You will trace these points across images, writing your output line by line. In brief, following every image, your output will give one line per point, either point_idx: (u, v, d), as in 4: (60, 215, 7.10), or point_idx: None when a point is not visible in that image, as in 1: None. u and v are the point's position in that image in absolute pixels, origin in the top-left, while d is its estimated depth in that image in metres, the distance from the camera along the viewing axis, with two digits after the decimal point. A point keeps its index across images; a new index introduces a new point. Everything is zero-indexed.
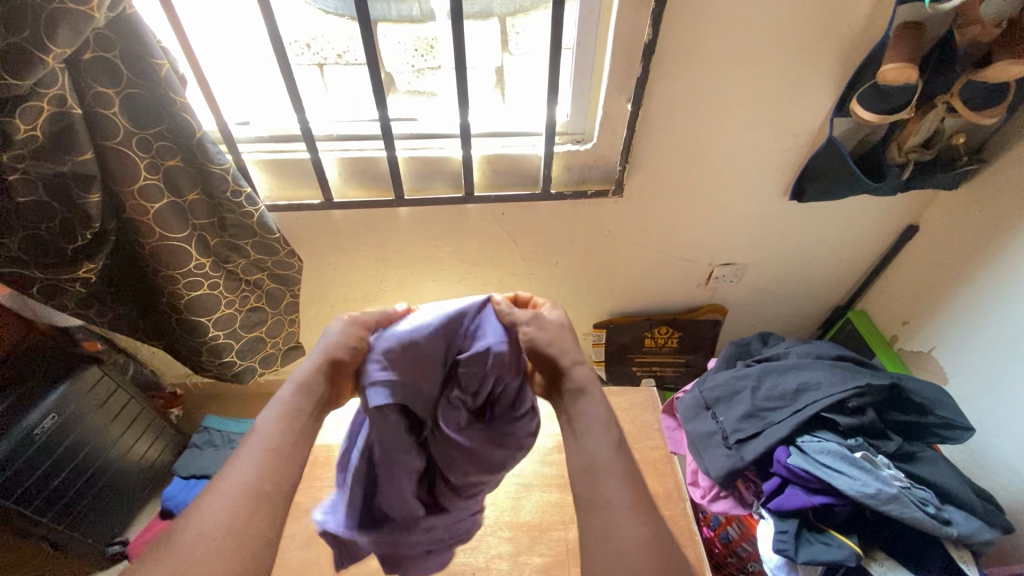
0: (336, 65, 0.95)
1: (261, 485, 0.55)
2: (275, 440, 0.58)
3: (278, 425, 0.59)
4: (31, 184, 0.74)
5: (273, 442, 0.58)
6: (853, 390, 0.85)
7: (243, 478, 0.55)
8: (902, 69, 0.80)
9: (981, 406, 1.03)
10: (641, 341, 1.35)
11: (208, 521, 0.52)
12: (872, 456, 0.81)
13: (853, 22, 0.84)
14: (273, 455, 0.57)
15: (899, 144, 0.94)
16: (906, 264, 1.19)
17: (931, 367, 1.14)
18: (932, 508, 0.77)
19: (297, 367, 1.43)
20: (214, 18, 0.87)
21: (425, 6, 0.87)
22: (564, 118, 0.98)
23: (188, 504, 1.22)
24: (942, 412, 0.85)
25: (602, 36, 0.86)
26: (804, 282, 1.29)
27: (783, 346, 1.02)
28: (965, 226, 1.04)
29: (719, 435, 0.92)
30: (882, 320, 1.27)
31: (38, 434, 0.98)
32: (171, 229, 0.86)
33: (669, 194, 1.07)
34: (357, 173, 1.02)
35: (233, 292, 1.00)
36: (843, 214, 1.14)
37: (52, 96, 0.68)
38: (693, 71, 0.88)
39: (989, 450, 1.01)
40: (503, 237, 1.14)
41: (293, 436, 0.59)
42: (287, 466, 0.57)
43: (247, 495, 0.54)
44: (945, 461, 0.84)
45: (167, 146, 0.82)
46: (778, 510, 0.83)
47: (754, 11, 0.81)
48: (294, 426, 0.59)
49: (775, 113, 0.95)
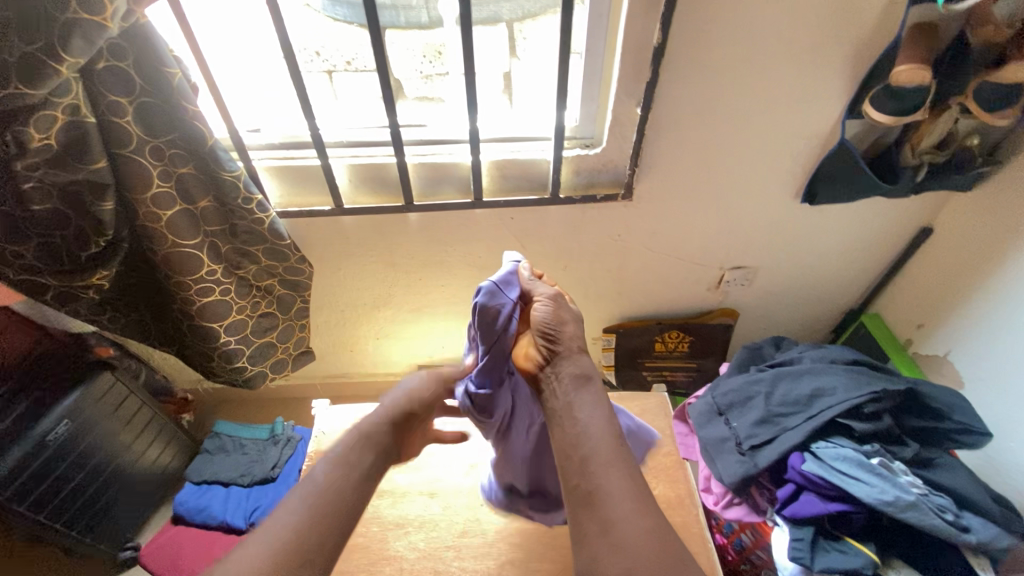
0: (345, 73, 0.96)
1: (306, 538, 0.58)
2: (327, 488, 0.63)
3: (335, 472, 0.65)
4: (46, 193, 0.75)
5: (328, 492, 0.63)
6: (868, 395, 0.83)
7: (291, 522, 0.59)
8: (914, 70, 0.79)
9: (999, 411, 1.01)
10: (651, 345, 1.34)
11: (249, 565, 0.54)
12: (888, 463, 0.80)
13: (864, 23, 0.83)
14: (321, 505, 0.61)
15: (912, 145, 0.93)
16: (920, 267, 1.17)
17: (947, 371, 1.12)
18: (951, 515, 0.76)
19: (306, 372, 1.44)
20: (226, 28, 0.88)
21: (434, 13, 0.88)
22: (572, 122, 0.98)
23: (200, 509, 1.23)
24: (960, 417, 0.84)
25: (611, 39, 0.86)
26: (816, 285, 1.28)
27: (796, 350, 1.01)
28: (980, 227, 1.03)
29: (732, 441, 0.91)
30: (896, 324, 1.25)
31: (51, 440, 0.99)
32: (182, 236, 0.87)
33: (679, 197, 1.06)
34: (366, 179, 1.02)
35: (244, 298, 1.00)
36: (855, 217, 1.13)
37: (65, 105, 0.70)
38: (703, 74, 0.88)
39: (1008, 456, 0.99)
40: (512, 241, 1.13)
41: (348, 486, 0.64)
42: (336, 515, 0.61)
43: (293, 542, 0.57)
44: (963, 467, 0.83)
45: (179, 154, 0.82)
46: (792, 517, 0.82)
47: (764, 13, 0.81)
48: (350, 476, 0.65)
49: (786, 115, 0.94)
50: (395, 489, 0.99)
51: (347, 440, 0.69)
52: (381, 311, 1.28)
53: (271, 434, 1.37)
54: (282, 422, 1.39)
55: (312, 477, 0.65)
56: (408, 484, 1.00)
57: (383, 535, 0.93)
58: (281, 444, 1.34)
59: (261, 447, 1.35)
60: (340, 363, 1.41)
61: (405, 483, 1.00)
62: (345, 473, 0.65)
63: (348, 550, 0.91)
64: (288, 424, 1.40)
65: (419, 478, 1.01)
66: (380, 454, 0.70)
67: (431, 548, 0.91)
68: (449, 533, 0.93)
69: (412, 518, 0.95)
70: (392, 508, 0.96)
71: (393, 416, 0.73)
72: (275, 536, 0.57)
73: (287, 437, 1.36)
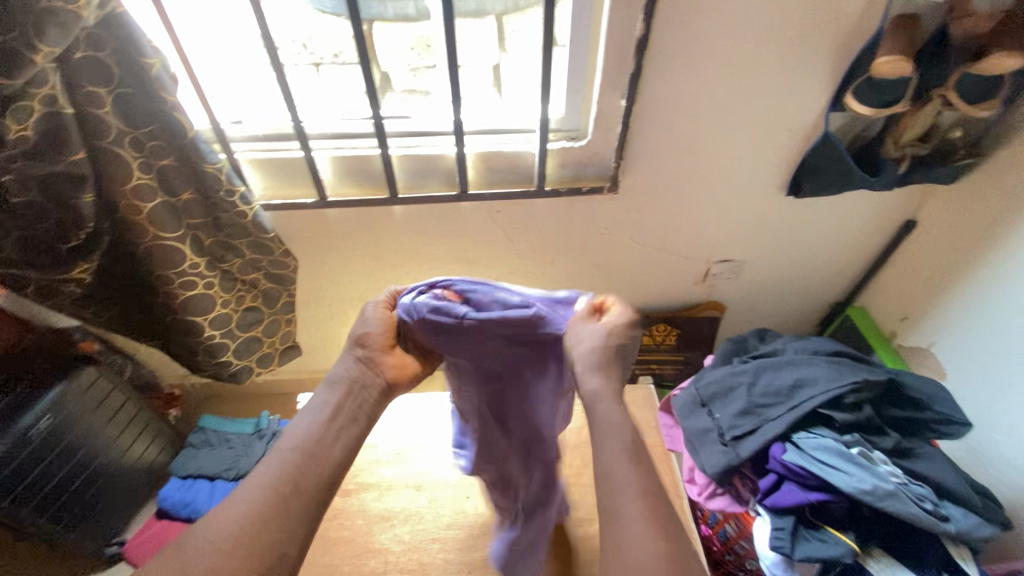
0: (332, 65, 0.95)
1: (284, 487, 0.55)
2: (305, 438, 0.59)
3: (313, 424, 0.61)
4: (24, 184, 0.74)
5: (306, 441, 0.59)
6: (849, 386, 0.84)
7: (269, 478, 0.56)
8: (895, 62, 0.79)
9: (980, 402, 1.02)
10: (639, 339, 1.34)
11: (224, 522, 0.52)
12: (868, 452, 0.81)
13: (847, 15, 0.83)
14: (299, 458, 0.58)
15: (895, 138, 0.94)
16: (905, 260, 1.18)
17: (931, 363, 1.13)
18: (929, 504, 0.77)
19: (295, 367, 1.43)
20: (210, 19, 0.87)
21: (421, 6, 0.87)
22: (558, 114, 0.98)
23: (185, 503, 1.22)
24: (940, 407, 0.85)
25: (595, 31, 0.86)
26: (802, 278, 1.29)
27: (780, 341, 1.02)
28: (962, 219, 1.04)
29: (715, 432, 0.91)
30: (882, 316, 1.26)
31: (34, 435, 0.98)
32: (164, 229, 0.86)
33: (665, 189, 1.06)
34: (351, 172, 1.02)
35: (229, 292, 1.00)
36: (840, 210, 1.13)
37: (42, 95, 0.68)
38: (687, 66, 0.87)
39: (989, 446, 1.00)
40: (499, 234, 1.13)
41: (328, 436, 0.60)
42: (317, 463, 0.58)
43: (270, 495, 0.54)
44: (942, 457, 0.84)
45: (160, 146, 0.81)
46: (773, 506, 0.82)
47: (746, 5, 0.81)
48: (330, 424, 0.61)
49: (770, 108, 0.94)
50: (380, 482, 0.99)
51: (325, 387, 0.65)
52: None
53: (257, 429, 1.37)
54: (268, 416, 1.39)
55: (292, 430, 0.61)
56: (394, 477, 1.00)
57: (369, 527, 0.93)
58: (267, 439, 1.34)
59: (247, 442, 1.34)
60: (328, 358, 1.40)
61: (391, 476, 1.00)
62: (324, 420, 0.61)
63: (334, 542, 0.91)
64: (274, 418, 1.40)
65: (405, 471, 1.01)
66: (358, 396, 0.64)
67: (417, 540, 0.91)
68: (435, 525, 0.93)
69: (398, 510, 0.95)
70: (377, 501, 0.96)
71: (368, 355, 0.66)
72: (250, 493, 0.54)
73: (272, 431, 1.36)
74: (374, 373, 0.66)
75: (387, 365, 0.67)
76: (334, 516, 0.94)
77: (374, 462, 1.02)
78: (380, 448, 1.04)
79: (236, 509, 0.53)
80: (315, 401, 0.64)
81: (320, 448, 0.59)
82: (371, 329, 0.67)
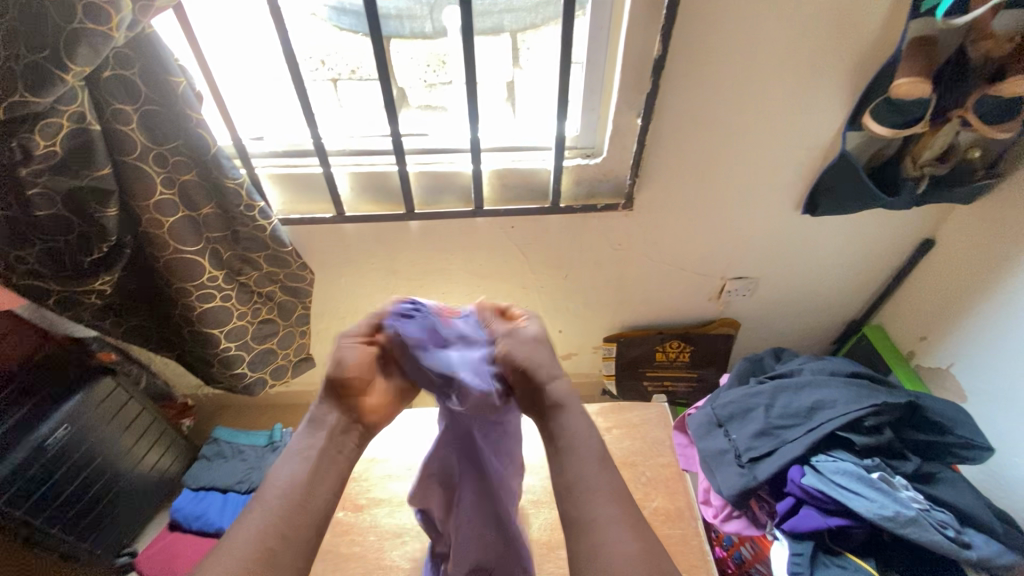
0: (349, 81, 0.96)
1: (268, 544, 0.52)
2: (282, 488, 0.56)
3: (298, 472, 0.57)
4: (50, 199, 0.76)
5: (288, 491, 0.56)
6: (868, 409, 0.83)
7: (253, 536, 0.52)
8: (915, 83, 0.79)
9: (1002, 425, 1.00)
10: (652, 355, 1.33)
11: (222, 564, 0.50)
12: (889, 477, 0.79)
13: (865, 36, 0.83)
14: (286, 509, 0.54)
15: (914, 157, 0.94)
16: (922, 279, 1.17)
17: (950, 384, 1.11)
18: (953, 531, 0.75)
19: (307, 379, 1.44)
20: (233, 38, 0.89)
21: (438, 23, 0.88)
22: (573, 132, 0.98)
23: (197, 516, 1.23)
24: (962, 431, 0.83)
25: (611, 51, 0.87)
26: (818, 296, 1.27)
27: (797, 362, 1.01)
28: (981, 239, 1.02)
29: (731, 453, 0.90)
30: (899, 336, 1.24)
31: (51, 445, 0.99)
32: (184, 242, 0.87)
33: (680, 206, 1.06)
34: (368, 187, 1.03)
35: (245, 304, 1.01)
36: (856, 228, 1.12)
37: (71, 113, 0.70)
38: (705, 85, 0.88)
39: (1012, 472, 0.98)
40: (513, 249, 1.14)
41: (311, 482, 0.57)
42: (302, 519, 0.54)
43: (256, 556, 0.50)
44: (965, 482, 0.82)
45: (183, 162, 0.83)
46: (792, 531, 0.81)
47: (763, 25, 0.81)
48: (314, 471, 0.57)
49: (786, 127, 0.94)
50: (393, 497, 0.98)
51: (303, 428, 0.61)
52: None
53: (270, 441, 1.37)
54: (281, 428, 1.39)
55: (270, 482, 0.57)
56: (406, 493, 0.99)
57: (380, 544, 0.92)
58: (280, 451, 1.34)
59: (259, 454, 1.34)
60: None
61: (403, 491, 0.99)
62: (308, 466, 0.58)
63: (344, 558, 0.90)
64: (287, 430, 1.40)
65: None
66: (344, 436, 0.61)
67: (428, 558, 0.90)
68: None
69: (409, 527, 0.94)
70: (389, 517, 0.95)
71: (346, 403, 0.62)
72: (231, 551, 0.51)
73: (285, 443, 1.36)
74: (352, 418, 0.62)
75: (362, 407, 0.62)
76: (346, 531, 0.93)
77: (386, 477, 1.01)
78: (393, 462, 1.03)
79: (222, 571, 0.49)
80: (293, 447, 0.60)
81: (298, 494, 0.55)
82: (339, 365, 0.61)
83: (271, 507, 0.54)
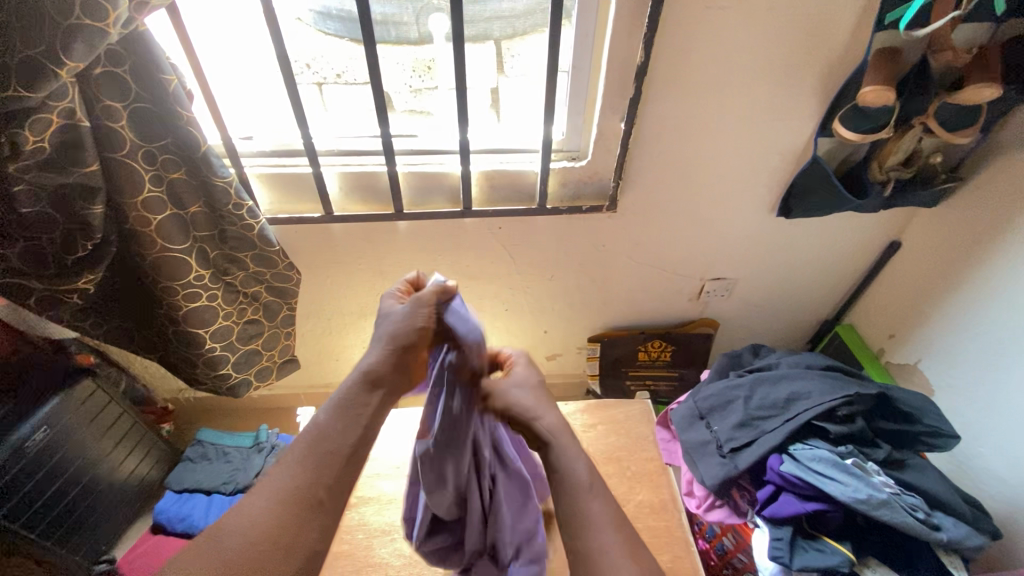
0: (335, 84, 0.98)
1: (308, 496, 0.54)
2: (323, 432, 0.57)
3: (346, 427, 0.58)
4: (34, 195, 0.75)
5: (331, 445, 0.57)
6: (842, 398, 0.87)
7: (287, 486, 0.54)
8: (879, 91, 0.84)
9: (967, 416, 1.05)
10: (634, 355, 1.36)
11: None
12: (862, 463, 0.83)
13: (834, 48, 0.89)
14: (325, 464, 0.56)
15: (880, 162, 0.99)
16: (890, 279, 1.23)
17: (917, 379, 1.17)
18: (922, 513, 0.79)
19: (292, 382, 1.43)
20: (222, 41, 0.90)
21: (423, 29, 0.91)
22: (560, 135, 1.01)
23: (181, 518, 1.20)
24: (928, 420, 0.88)
25: (596, 58, 0.90)
26: (792, 296, 1.32)
27: (774, 356, 1.05)
28: (945, 240, 1.08)
29: (713, 444, 0.94)
30: (870, 334, 1.30)
31: (29, 447, 0.97)
32: (172, 241, 0.87)
33: (661, 208, 1.10)
34: (357, 188, 1.04)
35: (231, 304, 1.01)
36: (829, 231, 1.18)
37: (60, 109, 0.69)
38: (685, 93, 0.92)
39: (975, 461, 1.03)
40: (500, 250, 1.16)
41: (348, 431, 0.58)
42: (349, 465, 0.57)
43: (292, 500, 0.54)
44: (933, 467, 0.87)
45: (171, 159, 0.83)
46: (771, 517, 0.84)
47: (739, 37, 0.86)
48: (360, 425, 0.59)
49: (761, 133, 0.99)
50: (381, 495, 0.98)
51: (351, 379, 0.61)
52: (368, 319, 1.28)
53: (256, 442, 1.36)
54: (267, 429, 1.39)
55: (316, 432, 0.57)
56: (395, 491, 0.99)
57: (369, 541, 0.92)
58: (266, 452, 1.33)
59: (245, 456, 1.34)
60: (326, 371, 1.40)
61: (392, 489, 0.99)
62: (354, 423, 0.58)
63: (333, 556, 0.90)
64: (273, 431, 1.40)
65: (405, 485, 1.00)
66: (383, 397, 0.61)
67: (417, 554, 0.90)
68: None
69: (398, 524, 0.94)
70: (378, 515, 0.96)
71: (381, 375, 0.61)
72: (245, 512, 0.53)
73: (272, 444, 1.35)
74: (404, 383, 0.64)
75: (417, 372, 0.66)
76: (334, 530, 0.93)
77: (374, 475, 1.01)
78: (381, 461, 1.04)
79: (251, 521, 0.52)
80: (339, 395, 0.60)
81: (340, 446, 0.57)
82: (400, 326, 0.63)
83: (323, 458, 0.56)
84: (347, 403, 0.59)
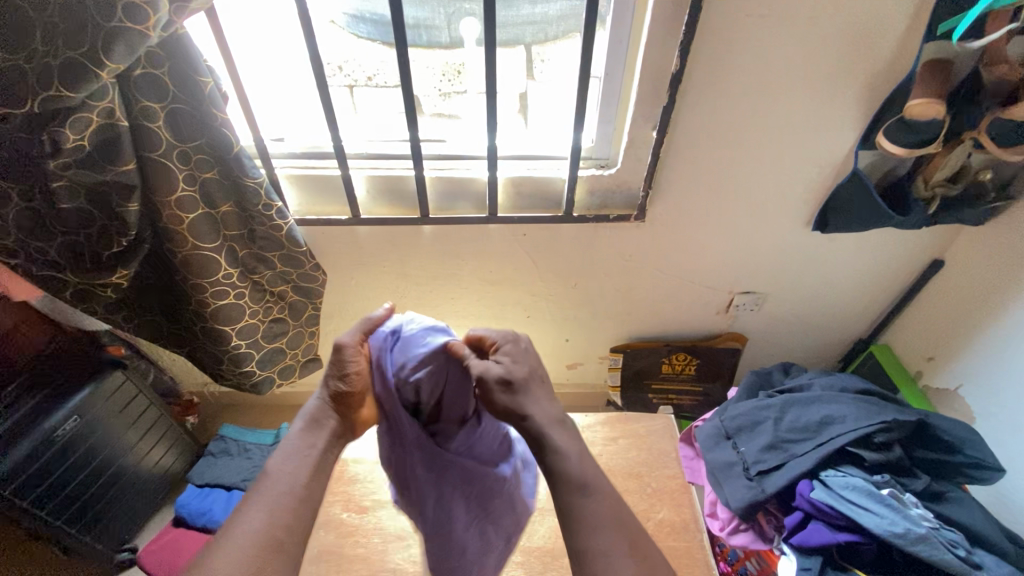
0: (365, 87, 0.98)
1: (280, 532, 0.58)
2: (288, 480, 0.63)
3: (299, 467, 0.64)
4: (74, 193, 0.77)
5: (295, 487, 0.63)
6: (878, 425, 0.83)
7: (274, 525, 0.59)
8: (928, 104, 0.81)
9: (1011, 448, 1.00)
10: (658, 367, 1.34)
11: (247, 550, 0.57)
12: (899, 494, 0.79)
13: (880, 57, 0.85)
14: (291, 500, 0.60)
15: (925, 177, 0.95)
16: (931, 299, 1.17)
17: (958, 406, 1.12)
18: (963, 551, 0.75)
19: (312, 381, 1.45)
20: (258, 44, 0.92)
21: (455, 34, 0.90)
22: (589, 143, 1.00)
23: (201, 512, 1.23)
24: (972, 451, 0.84)
25: (629, 65, 0.89)
26: (824, 314, 1.28)
27: (806, 376, 1.02)
28: (993, 261, 1.03)
29: (740, 465, 0.91)
30: (907, 355, 1.25)
31: (60, 436, 0.99)
32: (202, 240, 0.88)
33: (690, 220, 1.07)
34: (384, 191, 1.05)
35: (258, 303, 1.02)
36: (866, 247, 1.13)
37: (101, 109, 0.71)
38: (721, 102, 0.90)
39: (1019, 494, 0.98)
40: (523, 256, 1.14)
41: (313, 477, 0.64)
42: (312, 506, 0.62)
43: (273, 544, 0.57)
44: (975, 502, 0.82)
45: (205, 159, 0.84)
46: (800, 546, 0.82)
47: (776, 47, 0.83)
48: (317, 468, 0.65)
49: (797, 145, 0.96)
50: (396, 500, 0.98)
51: (300, 426, 0.68)
52: None
53: (276, 439, 1.38)
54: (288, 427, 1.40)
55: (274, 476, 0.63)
56: None
57: (383, 546, 0.92)
58: None
59: (265, 452, 1.35)
60: None
61: None
62: (306, 464, 0.64)
63: (348, 560, 0.90)
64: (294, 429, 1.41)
65: None
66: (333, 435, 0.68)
67: None
68: None
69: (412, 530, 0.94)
70: (393, 519, 0.95)
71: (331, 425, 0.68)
72: None
73: None
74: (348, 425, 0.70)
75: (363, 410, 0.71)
76: (350, 533, 0.93)
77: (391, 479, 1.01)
78: None
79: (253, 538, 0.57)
80: (294, 444, 0.66)
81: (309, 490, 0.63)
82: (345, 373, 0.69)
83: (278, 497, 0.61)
84: (304, 452, 0.65)
